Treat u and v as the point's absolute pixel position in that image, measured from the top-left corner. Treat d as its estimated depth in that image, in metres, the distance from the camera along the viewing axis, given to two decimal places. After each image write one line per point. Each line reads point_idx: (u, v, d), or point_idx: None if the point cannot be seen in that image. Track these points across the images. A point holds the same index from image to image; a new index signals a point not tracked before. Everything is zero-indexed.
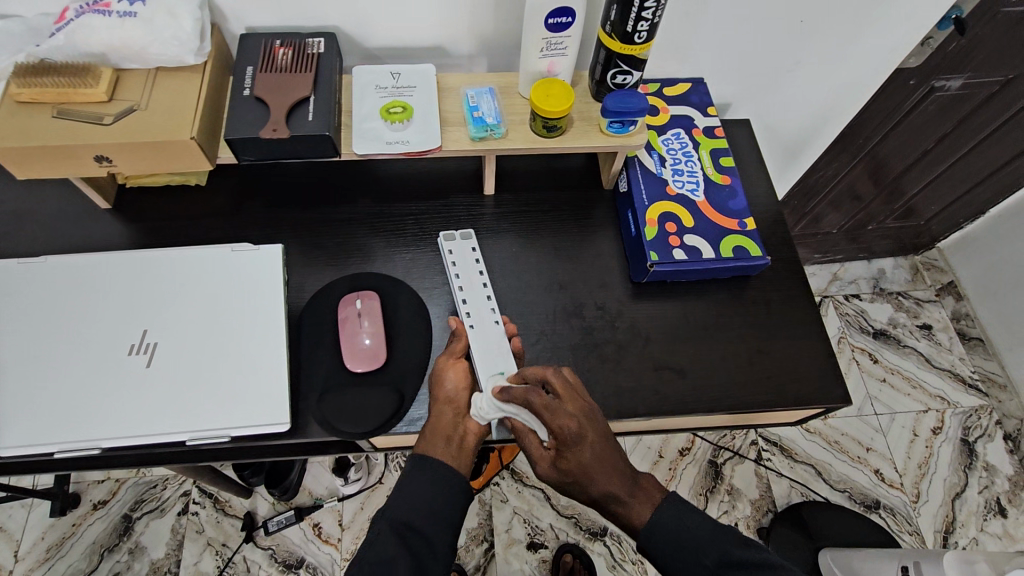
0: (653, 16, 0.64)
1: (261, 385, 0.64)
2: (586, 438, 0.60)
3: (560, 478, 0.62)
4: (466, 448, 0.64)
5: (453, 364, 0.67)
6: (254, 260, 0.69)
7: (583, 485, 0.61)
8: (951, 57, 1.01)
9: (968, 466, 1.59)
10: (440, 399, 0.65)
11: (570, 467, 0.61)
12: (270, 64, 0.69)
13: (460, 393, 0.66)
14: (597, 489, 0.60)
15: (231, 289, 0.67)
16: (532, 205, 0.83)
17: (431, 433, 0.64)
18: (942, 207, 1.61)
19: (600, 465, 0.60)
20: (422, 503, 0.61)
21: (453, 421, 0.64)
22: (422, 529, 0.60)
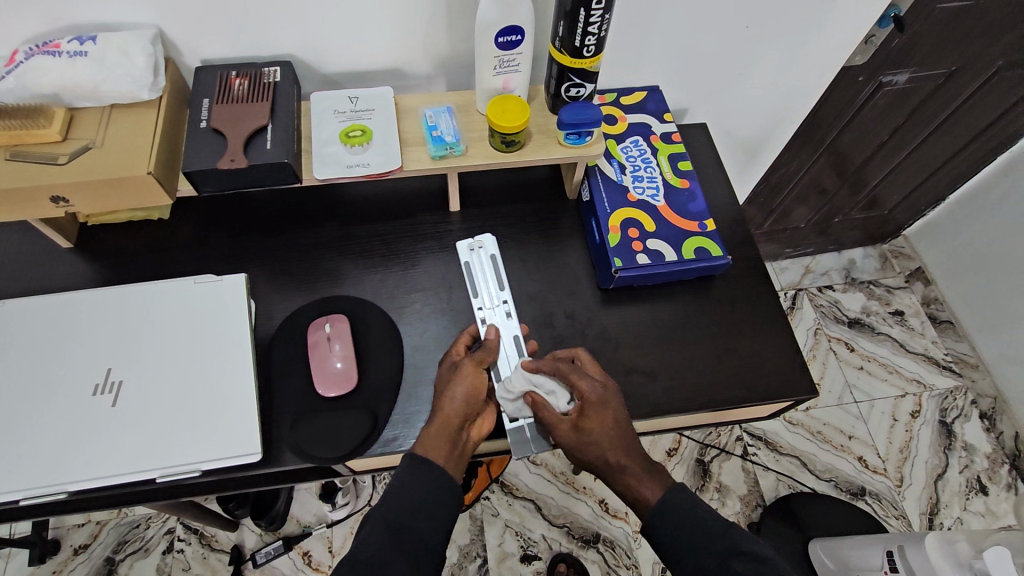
0: (600, 30, 0.66)
1: (232, 415, 0.63)
2: (608, 401, 0.66)
3: (579, 440, 0.65)
4: (463, 455, 0.66)
5: (475, 375, 0.67)
6: (216, 290, 0.68)
7: (601, 447, 0.65)
8: (894, 54, 1.05)
9: (947, 446, 1.62)
10: (452, 400, 0.65)
11: (592, 429, 0.65)
12: (227, 94, 0.70)
13: (474, 405, 0.66)
14: (618, 453, 0.65)
15: (196, 320, 0.67)
16: (497, 219, 0.84)
17: (433, 433, 0.64)
18: (904, 195, 1.66)
19: (617, 430, 0.65)
20: (414, 501, 0.61)
21: (460, 428, 0.65)
22: (412, 529, 0.60)
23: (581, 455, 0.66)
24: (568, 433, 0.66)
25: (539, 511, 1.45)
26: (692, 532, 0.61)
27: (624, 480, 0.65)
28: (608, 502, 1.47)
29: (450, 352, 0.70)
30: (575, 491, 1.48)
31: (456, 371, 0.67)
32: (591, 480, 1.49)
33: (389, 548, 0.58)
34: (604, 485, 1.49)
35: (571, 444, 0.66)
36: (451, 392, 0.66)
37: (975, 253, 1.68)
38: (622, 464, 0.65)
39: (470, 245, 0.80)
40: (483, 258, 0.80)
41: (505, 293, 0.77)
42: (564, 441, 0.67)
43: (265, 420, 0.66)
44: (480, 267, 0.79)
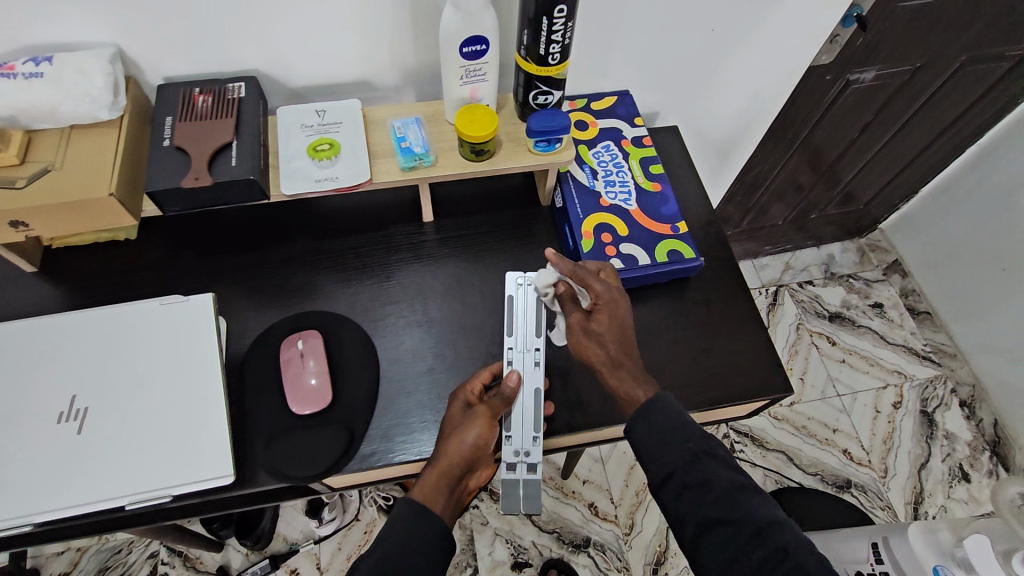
0: (563, 38, 0.66)
1: (202, 437, 0.62)
2: (618, 304, 0.69)
3: (584, 331, 0.70)
4: (459, 502, 0.65)
5: (487, 431, 0.65)
6: (182, 310, 0.67)
7: (602, 340, 0.69)
8: (860, 52, 1.06)
9: (929, 436, 1.65)
10: (460, 450, 0.64)
11: (601, 320, 0.69)
12: (189, 111, 0.69)
13: (479, 456, 0.65)
14: (619, 351, 0.68)
15: (162, 342, 0.66)
16: (471, 228, 0.84)
17: (434, 480, 0.62)
18: (878, 190, 1.68)
19: (620, 332, 0.69)
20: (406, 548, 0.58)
21: (462, 478, 0.64)
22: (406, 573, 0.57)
23: (584, 347, 0.70)
24: (579, 322, 0.71)
25: (529, 518, 1.44)
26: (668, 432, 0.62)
27: (615, 379, 0.68)
28: (597, 505, 1.47)
29: (463, 390, 0.68)
30: (564, 495, 1.48)
31: (469, 417, 0.66)
32: (580, 484, 1.49)
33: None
34: (592, 489, 1.49)
35: (578, 334, 0.70)
36: (460, 440, 0.64)
37: (949, 244, 1.71)
38: (618, 366, 0.67)
39: (519, 279, 0.77)
40: (529, 297, 0.76)
41: (540, 341, 0.74)
42: (573, 330, 0.71)
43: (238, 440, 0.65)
44: (523, 305, 0.76)
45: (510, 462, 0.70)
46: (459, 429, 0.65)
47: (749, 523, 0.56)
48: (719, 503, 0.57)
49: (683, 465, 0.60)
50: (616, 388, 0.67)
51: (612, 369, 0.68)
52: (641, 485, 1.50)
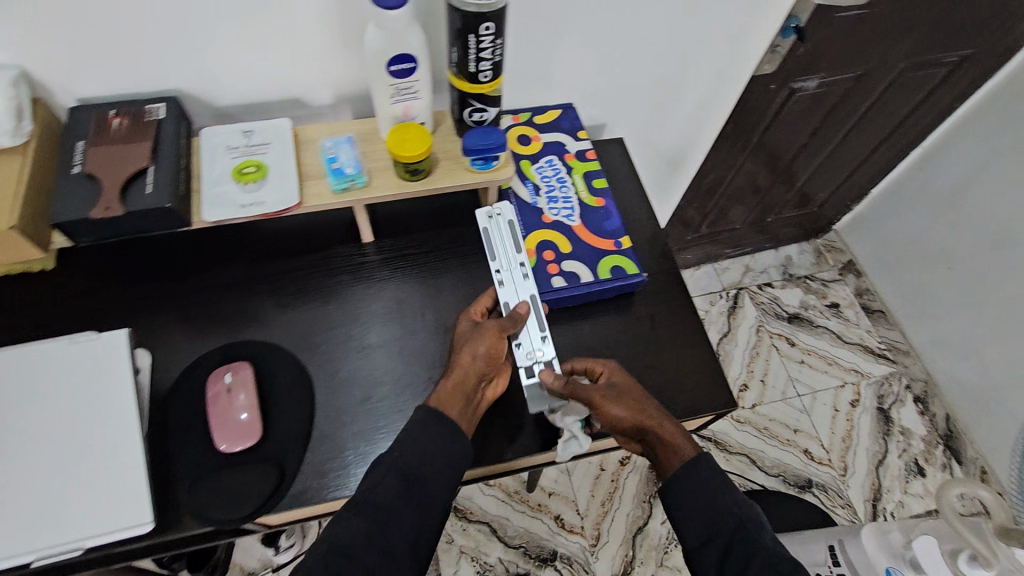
0: (493, 56, 0.65)
1: (119, 484, 0.59)
2: (624, 375, 0.72)
3: (623, 403, 0.68)
4: (475, 411, 0.68)
5: (494, 339, 0.69)
6: (97, 348, 0.64)
7: (638, 403, 0.69)
8: (802, 61, 1.08)
9: (885, 432, 1.68)
10: (473, 360, 0.67)
11: (625, 389, 0.70)
12: (102, 136, 0.65)
13: (489, 365, 0.68)
14: (653, 412, 0.69)
15: (75, 382, 0.62)
16: (412, 247, 0.82)
17: (449, 388, 0.65)
18: (831, 192, 1.72)
19: (641, 394, 0.71)
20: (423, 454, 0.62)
21: (475, 386, 0.67)
22: (422, 480, 0.61)
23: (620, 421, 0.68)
24: (608, 400, 0.68)
25: (495, 533, 1.43)
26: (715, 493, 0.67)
27: (665, 430, 0.69)
28: (563, 517, 1.46)
29: (469, 313, 0.73)
30: (530, 509, 1.46)
31: (477, 332, 0.69)
32: (546, 496, 1.48)
33: (399, 499, 0.60)
34: (558, 500, 1.48)
35: (611, 410, 0.68)
36: (472, 352, 0.67)
37: (900, 244, 1.75)
38: (660, 424, 0.69)
39: (489, 212, 0.80)
40: (502, 225, 0.79)
41: (523, 255, 0.77)
42: (612, 410, 0.68)
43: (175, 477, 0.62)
44: (499, 232, 0.79)
45: (526, 366, 0.74)
46: (470, 341, 0.68)
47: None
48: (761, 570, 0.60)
49: (728, 530, 0.64)
50: (669, 439, 0.68)
51: (660, 422, 0.69)
52: (607, 494, 1.49)
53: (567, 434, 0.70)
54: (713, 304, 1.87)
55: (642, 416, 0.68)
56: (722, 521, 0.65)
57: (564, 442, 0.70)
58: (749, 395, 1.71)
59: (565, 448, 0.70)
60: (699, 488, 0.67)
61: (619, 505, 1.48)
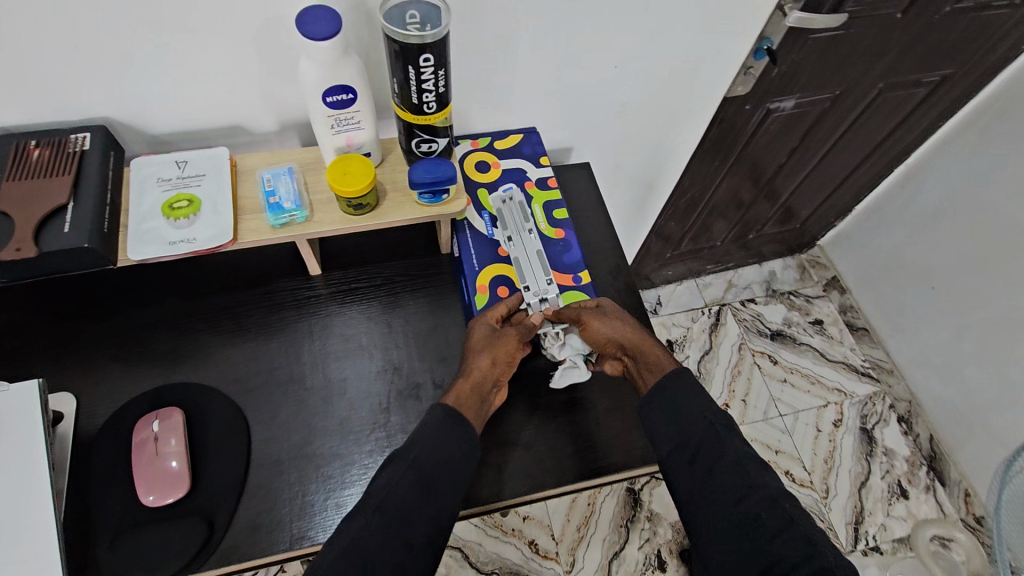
0: (436, 87, 0.61)
1: (24, 546, 0.55)
2: (613, 304, 0.75)
3: (607, 322, 0.71)
4: (487, 413, 0.69)
5: (510, 345, 0.69)
6: (3, 399, 0.59)
7: (623, 323, 0.72)
8: (777, 83, 1.04)
9: (869, 453, 1.65)
10: (491, 365, 0.68)
11: (610, 308, 0.73)
12: (21, 167, 0.61)
13: (502, 369, 0.69)
14: (635, 326, 0.72)
15: None
16: (363, 279, 0.78)
17: (467, 392, 0.66)
18: (815, 208, 1.69)
19: (627, 319, 0.74)
20: (443, 453, 0.60)
21: (489, 388, 0.68)
22: (438, 481, 0.59)
23: (604, 333, 0.71)
24: (592, 314, 0.72)
25: (467, 561, 1.38)
26: (710, 476, 0.62)
27: (648, 349, 0.71)
28: (538, 543, 1.42)
29: (489, 315, 0.70)
30: (505, 534, 1.42)
31: (496, 339, 0.69)
32: (521, 521, 1.44)
33: (415, 497, 0.58)
34: (534, 525, 1.44)
35: (596, 322, 0.71)
36: (492, 360, 0.68)
37: (883, 261, 1.72)
38: (641, 335, 0.72)
39: (500, 198, 0.78)
40: (514, 208, 0.78)
41: (531, 224, 0.77)
42: (597, 326, 0.71)
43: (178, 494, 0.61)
44: (512, 212, 0.78)
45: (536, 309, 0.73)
46: (488, 346, 0.68)
47: (791, 519, 0.58)
48: (736, 470, 0.61)
49: (703, 433, 0.65)
50: (651, 356, 0.71)
51: (643, 342, 0.72)
52: (583, 519, 1.45)
53: (568, 362, 0.73)
54: (695, 321, 1.84)
55: (626, 335, 0.71)
56: (697, 422, 0.65)
57: (565, 369, 0.73)
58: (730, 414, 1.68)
59: (565, 375, 0.73)
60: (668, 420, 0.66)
61: (596, 529, 1.45)
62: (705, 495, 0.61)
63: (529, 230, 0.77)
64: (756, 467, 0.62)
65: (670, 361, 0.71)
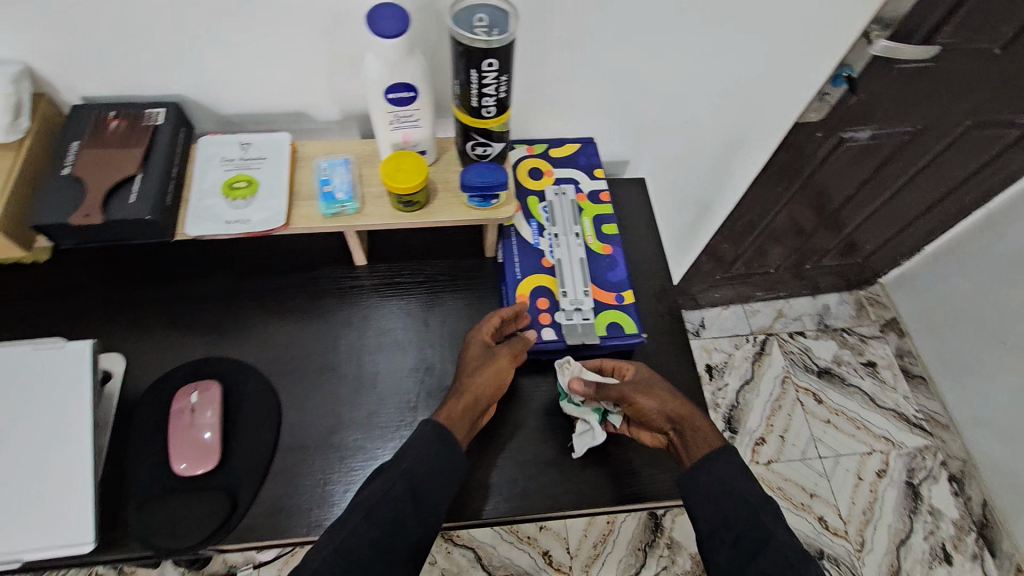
0: (497, 92, 0.61)
1: (62, 496, 0.56)
2: (653, 373, 0.70)
3: (646, 395, 0.67)
4: (478, 428, 0.67)
5: (503, 363, 0.66)
6: (56, 356, 0.60)
7: (663, 396, 0.67)
8: (853, 112, 0.99)
9: (912, 510, 1.55)
10: (485, 385, 0.65)
11: (650, 377, 0.69)
12: (100, 136, 0.64)
13: (495, 388, 0.66)
14: (677, 395, 0.68)
15: (31, 392, 0.59)
16: (406, 275, 0.78)
17: (460, 413, 0.63)
18: (880, 243, 1.60)
19: (670, 389, 0.69)
20: (436, 472, 0.60)
21: (481, 407, 0.65)
22: (427, 498, 0.59)
23: (643, 406, 0.67)
24: (632, 386, 0.68)
25: (479, 562, 1.38)
26: (742, 531, 0.62)
27: (691, 422, 0.66)
28: (552, 554, 1.40)
29: (482, 332, 0.68)
30: (519, 540, 1.42)
31: (490, 357, 0.66)
32: (537, 529, 1.43)
33: (405, 510, 0.58)
34: (549, 535, 1.42)
35: (635, 394, 0.67)
36: (486, 380, 0.65)
37: (949, 309, 1.61)
38: (684, 407, 0.67)
39: (555, 189, 0.80)
40: (564, 204, 0.78)
41: (578, 226, 0.77)
42: (633, 400, 0.67)
43: (205, 469, 0.62)
44: (561, 208, 0.78)
45: (565, 310, 0.71)
46: (481, 366, 0.65)
47: None
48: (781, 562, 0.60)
49: (746, 519, 0.63)
50: (695, 430, 0.66)
51: (686, 415, 0.67)
52: (601, 536, 1.43)
53: (582, 426, 0.69)
54: (737, 348, 1.77)
55: (667, 409, 0.67)
56: (743, 508, 0.63)
57: (579, 433, 0.69)
58: (765, 449, 1.61)
59: (581, 442, 0.69)
60: (715, 496, 0.63)
61: (613, 549, 1.42)
62: (733, 548, 0.62)
63: (573, 231, 0.76)
64: (803, 563, 0.60)
65: (717, 435, 0.66)
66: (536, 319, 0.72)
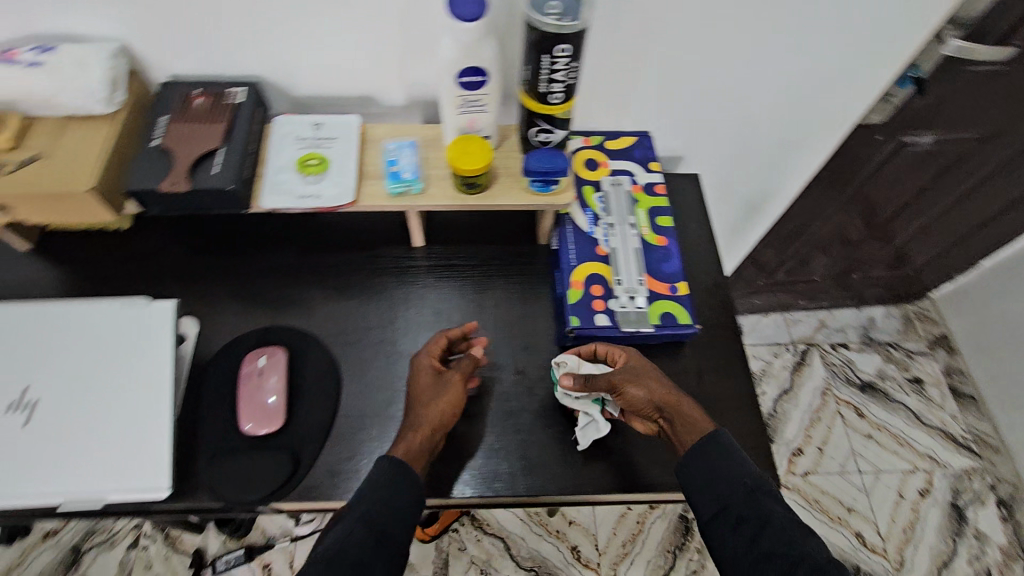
0: (566, 78, 0.62)
1: (142, 444, 0.60)
2: (643, 360, 0.68)
3: (633, 384, 0.65)
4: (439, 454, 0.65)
5: (456, 386, 0.65)
6: (142, 314, 0.64)
7: (652, 384, 0.65)
8: (918, 114, 0.97)
9: (956, 532, 1.50)
10: (441, 414, 0.63)
11: (638, 365, 0.67)
12: (187, 111, 0.68)
13: (453, 414, 0.64)
14: (666, 381, 0.66)
15: (116, 346, 0.63)
16: (461, 258, 0.80)
17: (420, 441, 0.61)
18: (933, 256, 1.56)
19: (660, 377, 0.66)
20: (395, 507, 0.57)
21: (440, 434, 0.64)
22: (388, 533, 0.55)
23: (632, 396, 0.65)
24: (619, 373, 0.66)
25: (507, 552, 1.39)
26: (743, 514, 0.57)
27: (681, 411, 0.63)
28: (580, 550, 1.40)
29: (430, 357, 0.67)
30: (548, 533, 1.42)
31: (442, 383, 0.65)
32: (566, 524, 1.43)
33: (368, 552, 0.53)
34: (578, 530, 1.42)
35: (621, 383, 0.65)
36: (442, 407, 0.63)
37: (1005, 326, 1.56)
38: (673, 394, 0.65)
39: (611, 180, 0.81)
40: (620, 195, 0.80)
41: (634, 217, 0.78)
42: (620, 388, 0.65)
43: (271, 429, 0.65)
44: (617, 199, 0.79)
45: (619, 298, 0.73)
46: (433, 394, 0.64)
47: None
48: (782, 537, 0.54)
49: (741, 497, 0.58)
50: (685, 418, 0.63)
51: (675, 402, 0.64)
52: (630, 535, 1.42)
53: (584, 418, 0.68)
54: (777, 356, 1.73)
55: (656, 398, 0.64)
56: (737, 486, 0.58)
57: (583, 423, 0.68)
58: (802, 461, 1.58)
59: (585, 434, 0.68)
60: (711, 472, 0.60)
61: (642, 549, 1.41)
62: (734, 532, 0.57)
63: (629, 223, 0.78)
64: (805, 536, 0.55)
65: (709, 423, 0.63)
66: (589, 305, 0.72)
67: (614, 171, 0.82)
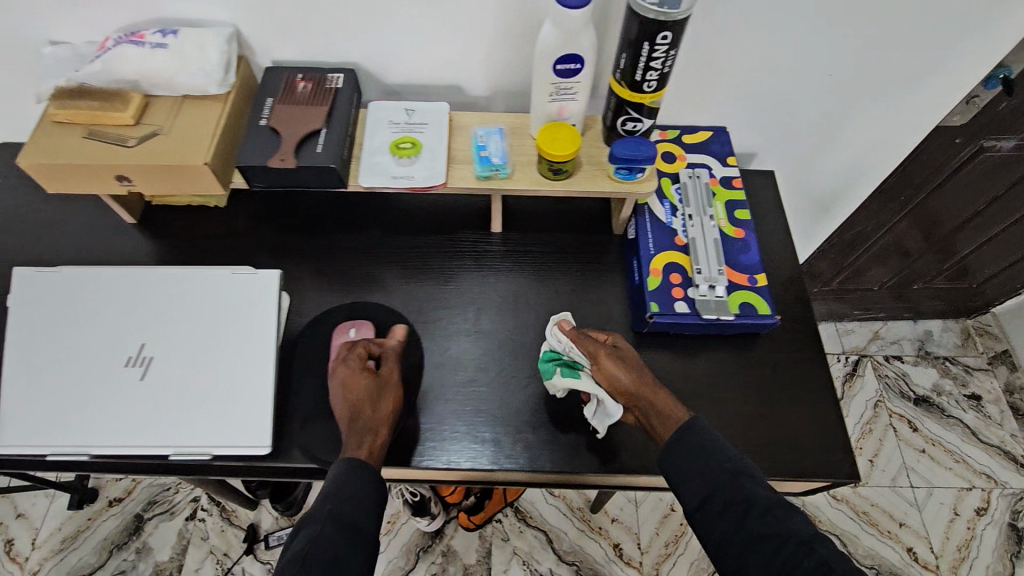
0: (663, 66, 0.64)
1: (243, 404, 0.65)
2: (629, 346, 0.69)
3: (615, 362, 0.66)
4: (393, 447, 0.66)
5: (391, 382, 0.65)
6: (252, 282, 0.68)
7: (633, 364, 0.66)
8: (1002, 117, 0.96)
9: (1015, 554, 1.45)
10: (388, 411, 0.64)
11: (623, 347, 0.68)
12: (292, 94, 0.72)
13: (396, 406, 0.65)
14: (646, 368, 0.66)
15: (225, 312, 0.67)
16: (537, 244, 0.82)
17: (380, 442, 0.62)
18: (999, 270, 1.51)
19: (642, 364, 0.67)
20: (361, 505, 0.57)
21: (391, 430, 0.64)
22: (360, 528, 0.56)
23: (611, 375, 0.65)
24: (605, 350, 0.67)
25: (550, 545, 1.40)
26: (727, 499, 0.56)
27: (657, 397, 0.64)
28: (622, 547, 1.40)
29: (357, 362, 0.65)
30: (590, 529, 1.42)
31: (380, 383, 0.64)
32: (608, 521, 1.43)
33: (339, 549, 0.54)
34: (620, 528, 1.42)
35: (606, 358, 0.66)
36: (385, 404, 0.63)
37: None
38: (652, 381, 0.65)
39: (689, 172, 0.81)
40: (698, 187, 0.80)
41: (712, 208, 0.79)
42: (602, 363, 0.66)
43: None
44: (695, 191, 0.80)
45: (699, 286, 0.73)
46: (375, 397, 0.63)
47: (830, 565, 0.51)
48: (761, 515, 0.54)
49: (719, 483, 0.57)
50: (659, 404, 0.63)
51: (651, 388, 0.64)
52: (672, 536, 1.41)
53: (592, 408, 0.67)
54: None
55: (636, 379, 0.65)
56: (712, 469, 0.58)
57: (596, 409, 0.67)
58: None
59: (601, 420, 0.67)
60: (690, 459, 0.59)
61: (685, 551, 1.40)
62: (722, 517, 0.56)
63: (707, 214, 0.78)
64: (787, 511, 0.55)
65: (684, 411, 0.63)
66: (669, 293, 0.73)
67: (691, 165, 0.83)
